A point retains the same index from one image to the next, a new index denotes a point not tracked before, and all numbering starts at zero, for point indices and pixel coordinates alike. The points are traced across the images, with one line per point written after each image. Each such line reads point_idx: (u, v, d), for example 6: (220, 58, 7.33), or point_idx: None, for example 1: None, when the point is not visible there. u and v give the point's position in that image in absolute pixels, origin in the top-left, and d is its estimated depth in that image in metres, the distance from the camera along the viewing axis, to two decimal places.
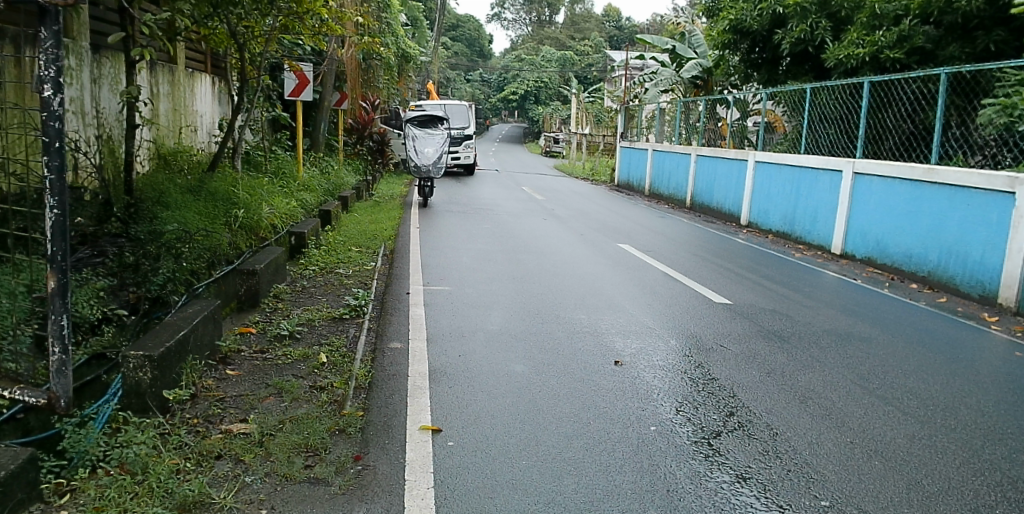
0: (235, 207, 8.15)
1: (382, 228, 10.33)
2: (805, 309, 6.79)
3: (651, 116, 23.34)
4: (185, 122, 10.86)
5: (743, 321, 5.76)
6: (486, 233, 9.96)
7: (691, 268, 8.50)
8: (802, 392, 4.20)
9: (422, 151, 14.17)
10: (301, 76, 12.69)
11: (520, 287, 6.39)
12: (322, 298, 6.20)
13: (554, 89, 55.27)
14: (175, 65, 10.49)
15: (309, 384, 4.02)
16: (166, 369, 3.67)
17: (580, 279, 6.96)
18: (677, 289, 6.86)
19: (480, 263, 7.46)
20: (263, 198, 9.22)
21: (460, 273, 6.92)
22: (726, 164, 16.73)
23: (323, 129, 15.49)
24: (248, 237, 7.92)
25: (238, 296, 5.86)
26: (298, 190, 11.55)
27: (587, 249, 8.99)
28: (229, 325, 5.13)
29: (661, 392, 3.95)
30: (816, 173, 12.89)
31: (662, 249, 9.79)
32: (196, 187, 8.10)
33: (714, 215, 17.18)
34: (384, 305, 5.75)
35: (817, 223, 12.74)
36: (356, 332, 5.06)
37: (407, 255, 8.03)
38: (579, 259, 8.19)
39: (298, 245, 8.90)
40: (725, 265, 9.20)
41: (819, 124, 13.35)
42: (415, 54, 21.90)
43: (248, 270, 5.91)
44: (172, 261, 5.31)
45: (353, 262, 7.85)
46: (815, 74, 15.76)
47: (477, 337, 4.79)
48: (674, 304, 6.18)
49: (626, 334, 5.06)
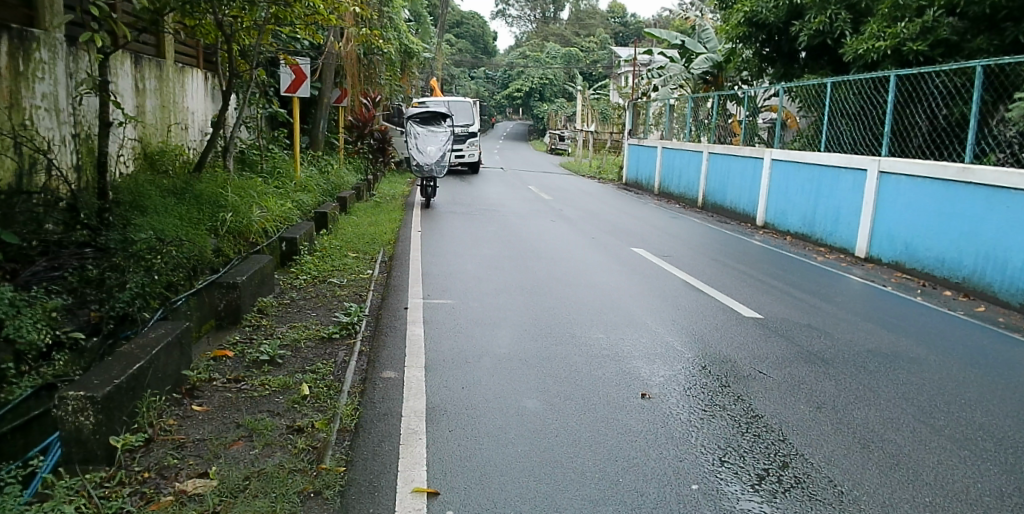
0: (223, 211, 7.60)
1: (381, 231, 9.77)
2: (841, 324, 6.17)
3: (659, 112, 22.68)
4: (174, 120, 10.27)
5: (778, 340, 5.18)
6: (492, 237, 9.37)
7: (712, 275, 7.91)
8: (861, 433, 3.63)
9: (424, 149, 13.61)
10: (298, 72, 12.12)
11: (530, 299, 5.80)
12: (313, 312, 5.62)
13: (559, 86, 54.55)
14: (163, 59, 9.93)
15: (286, 425, 3.44)
16: (114, 411, 3.10)
17: (595, 290, 6.37)
18: (700, 302, 6.25)
19: (485, 271, 6.87)
20: (254, 200, 8.67)
21: (464, 283, 6.34)
22: (740, 161, 16.12)
23: (322, 127, 14.93)
24: (235, 243, 7.37)
25: (217, 312, 5.29)
26: (295, 191, 11.00)
27: (601, 254, 8.39)
28: (202, 350, 4.56)
29: (699, 436, 3.37)
30: (838, 172, 12.26)
31: (680, 254, 9.18)
32: (180, 189, 7.53)
33: (728, 216, 16.56)
34: (380, 322, 5.16)
35: (840, 224, 12.11)
36: (346, 355, 4.47)
37: (408, 263, 7.44)
38: (593, 266, 7.58)
39: (290, 251, 8.22)
40: (749, 272, 8.59)
41: (841, 120, 12.70)
42: (417, 50, 21.31)
43: (227, 284, 5.32)
44: (141, 275, 4.71)
45: (349, 271, 7.26)
46: (832, 68, 15.11)
47: (483, 363, 4.20)
48: (699, 320, 5.58)
49: (652, 357, 4.48)
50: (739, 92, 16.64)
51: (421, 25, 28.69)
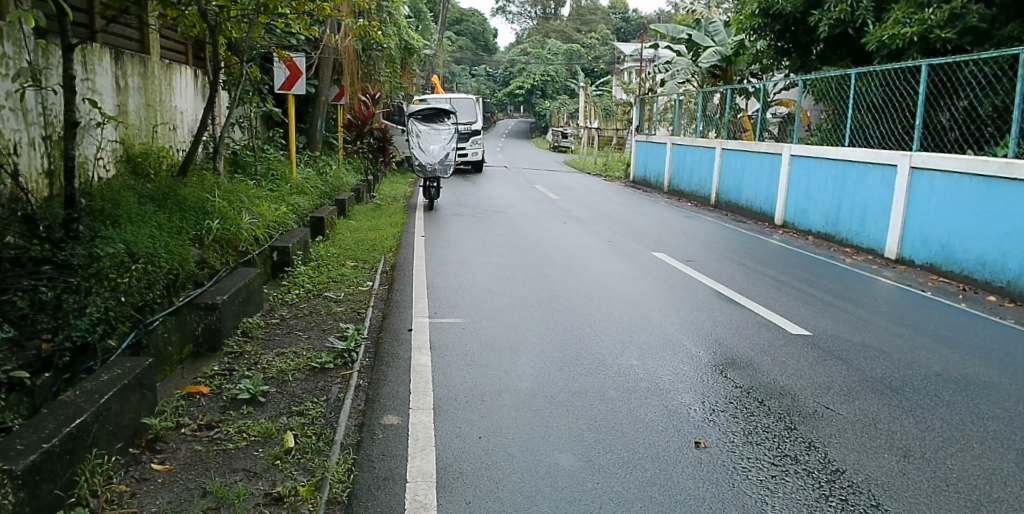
0: (209, 218, 6.99)
1: (382, 237, 9.14)
2: (895, 340, 5.51)
3: (666, 107, 22.01)
4: (161, 120, 9.64)
5: (836, 366, 4.53)
6: (502, 242, 8.73)
7: (743, 283, 7.25)
8: (965, 492, 2.97)
9: (427, 148, 12.95)
10: (292, 69, 11.44)
11: (549, 317, 5.16)
12: (304, 335, 4.97)
13: (561, 82, 53.78)
14: (148, 55, 9.29)
15: (264, 492, 2.78)
16: (43, 485, 2.46)
17: (619, 303, 5.72)
18: (737, 316, 5.58)
19: (496, 283, 6.23)
20: (244, 205, 8.06)
21: (474, 298, 5.68)
22: (756, 158, 15.42)
23: (319, 127, 14.39)
24: (223, 253, 6.76)
25: (195, 337, 4.65)
26: (291, 194, 10.41)
27: (620, 261, 7.74)
28: (169, 388, 3.91)
29: (774, 502, 2.74)
30: (865, 168, 11.58)
31: (703, 259, 8.54)
32: (162, 194, 6.91)
33: (743, 214, 15.89)
34: (381, 346, 4.52)
35: (867, 224, 11.45)
36: (341, 391, 3.82)
37: (411, 273, 6.78)
38: (613, 275, 6.94)
39: (283, 262, 7.60)
40: (780, 279, 7.94)
41: (866, 114, 12.02)
42: (418, 47, 20.72)
43: (207, 305, 4.68)
44: (107, 297, 4.07)
45: (347, 282, 6.64)
46: (853, 59, 14.41)
47: (503, 402, 3.55)
48: (742, 340, 4.92)
49: (697, 390, 3.84)
50: (752, 86, 15.99)
51: (421, 21, 28.07)
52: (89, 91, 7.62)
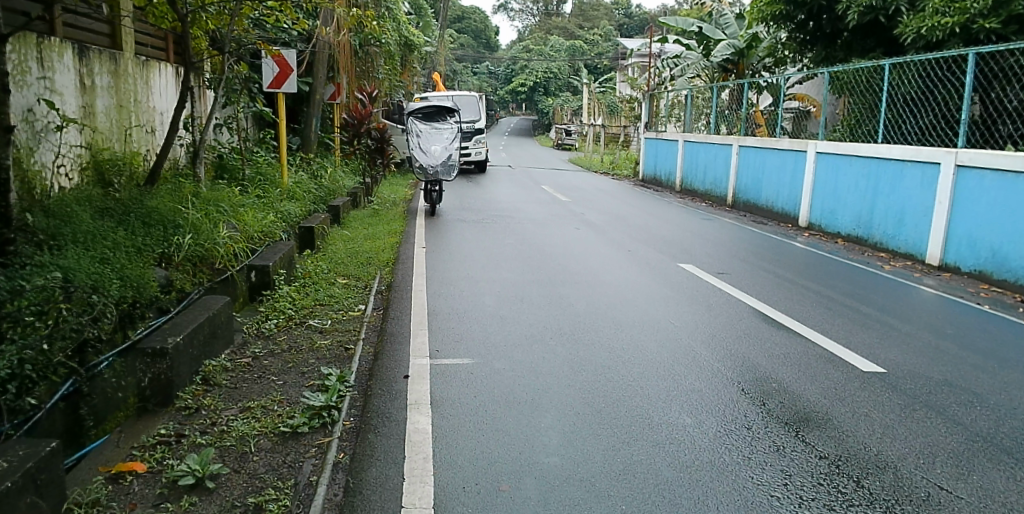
0: (180, 233, 6.14)
1: (378, 248, 8.29)
2: (981, 376, 4.61)
3: (675, 103, 21.15)
4: (137, 122, 8.78)
5: (930, 422, 3.68)
6: (511, 253, 7.86)
7: (787, 301, 6.39)
8: None
9: (428, 149, 12.08)
10: (281, 64, 10.57)
11: (573, 354, 4.29)
12: (279, 382, 4.12)
13: (564, 79, 52.86)
14: (120, 51, 8.44)
15: None
16: None
17: (652, 333, 4.85)
18: (792, 349, 4.69)
19: (507, 308, 5.35)
20: (222, 216, 7.24)
21: (483, 329, 4.82)
22: (777, 155, 14.51)
23: (315, 126, 13.34)
24: (192, 273, 5.91)
25: (141, 390, 3.74)
26: (280, 200, 9.59)
27: (645, 275, 6.86)
28: (92, 473, 3.03)
29: None
30: (903, 165, 10.68)
31: (735, 271, 7.68)
32: (125, 206, 6.07)
33: (764, 216, 14.98)
34: (368, 400, 3.65)
35: (905, 227, 10.56)
36: (314, 472, 2.97)
37: (408, 294, 5.92)
38: (639, 294, 6.06)
39: (263, 282, 6.72)
40: (825, 294, 7.06)
41: (902, 108, 11.12)
42: (418, 44, 19.88)
43: (155, 352, 3.74)
44: (25, 340, 3.16)
45: (336, 306, 5.78)
46: (883, 50, 13.58)
47: (527, 493, 2.73)
48: (809, 384, 4.04)
49: (770, 471, 2.97)
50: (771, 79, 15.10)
51: (421, 17, 27.15)
52: (46, 91, 6.76)
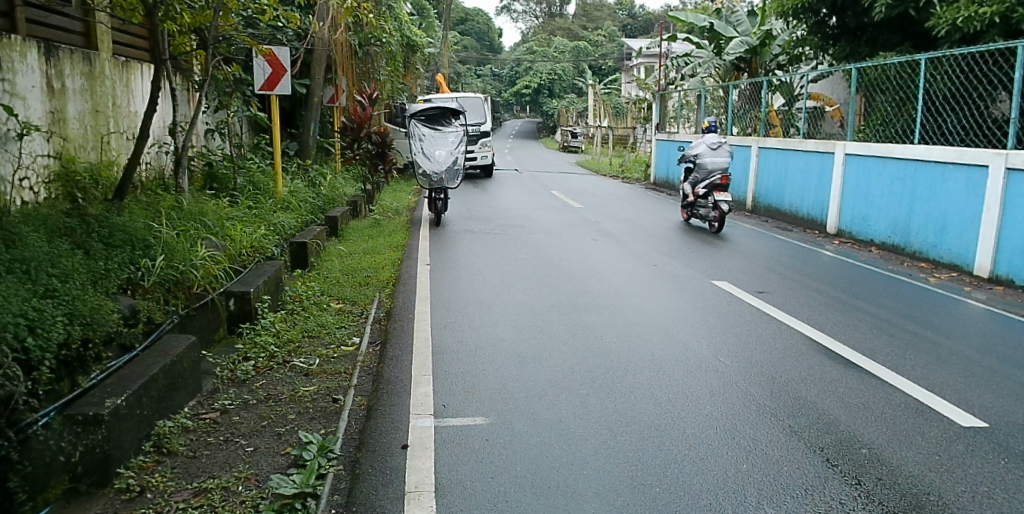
0: (150, 254, 5.35)
1: (377, 265, 7.55)
2: None
3: (686, 103, 20.36)
4: (116, 127, 8.02)
5: None
6: (525, 270, 7.08)
7: (841, 328, 5.61)
8: None
9: (432, 154, 11.32)
10: (274, 65, 9.81)
11: (607, 412, 3.52)
12: (248, 450, 3.37)
13: (569, 81, 51.67)
14: (95, 50, 7.67)
15: None
16: None
17: (699, 375, 4.08)
18: (869, 401, 3.92)
19: (526, 342, 4.58)
20: (203, 232, 6.49)
21: (497, 372, 4.06)
22: (802, 157, 13.68)
23: (312, 130, 12.61)
24: (163, 299, 5.12)
25: (72, 469, 2.95)
26: (274, 210, 8.87)
27: (678, 296, 6.08)
28: None
29: None
30: (943, 168, 9.87)
31: (774, 289, 6.91)
32: (92, 220, 5.30)
33: (788, 221, 14.15)
34: (357, 483, 2.91)
35: (948, 234, 9.76)
36: None
37: (410, 325, 5.16)
38: (675, 321, 5.29)
39: (243, 312, 5.72)
40: (878, 315, 6.29)
41: (940, 106, 10.34)
42: (422, 44, 19.12)
43: (87, 419, 2.96)
44: None
45: (326, 340, 5.01)
46: (913, 43, 12.72)
47: None
48: (905, 458, 3.28)
49: None
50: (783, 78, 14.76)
51: (426, 18, 26.41)
52: (5, 94, 6.00)
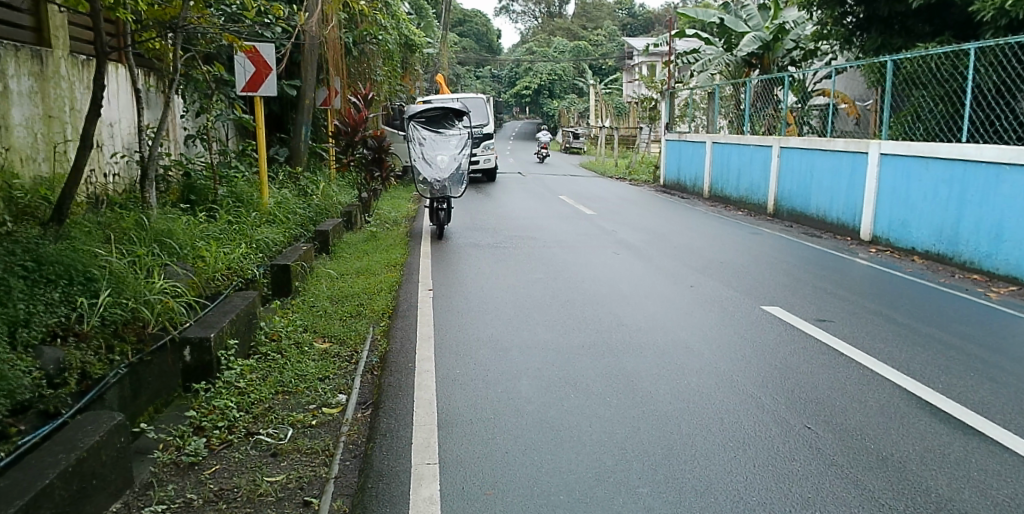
0: (91, 290, 4.30)
1: (373, 289, 6.56)
2: None
3: (697, 102, 19.30)
4: (74, 135, 7.01)
5: None
6: (542, 297, 6.07)
7: (934, 371, 4.57)
8: None
9: (431, 158, 10.31)
10: (257, 63, 8.80)
11: None
12: None
13: (569, 81, 50.33)
14: (47, 48, 6.68)
15: None
16: None
17: (789, 460, 3.07)
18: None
19: (555, 408, 3.58)
20: (165, 258, 5.48)
21: (521, 457, 3.06)
22: (830, 156, 12.63)
23: (304, 134, 11.57)
24: (104, 345, 4.05)
25: None
26: (256, 225, 7.88)
27: (727, 330, 5.08)
28: None
29: None
30: (998, 169, 8.86)
31: (834, 316, 5.89)
32: (16, 249, 4.24)
33: (815, 226, 13.11)
34: None
35: (1005, 243, 8.74)
36: None
37: (409, 378, 4.16)
38: (735, 367, 4.28)
39: (196, 362, 4.41)
40: (965, 349, 5.26)
41: (995, 102, 9.36)
42: (420, 44, 18.14)
43: None
44: None
45: (306, 397, 4.00)
46: (953, 33, 11.72)
47: None
48: None
49: None
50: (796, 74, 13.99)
51: (425, 18, 25.34)
52: None
